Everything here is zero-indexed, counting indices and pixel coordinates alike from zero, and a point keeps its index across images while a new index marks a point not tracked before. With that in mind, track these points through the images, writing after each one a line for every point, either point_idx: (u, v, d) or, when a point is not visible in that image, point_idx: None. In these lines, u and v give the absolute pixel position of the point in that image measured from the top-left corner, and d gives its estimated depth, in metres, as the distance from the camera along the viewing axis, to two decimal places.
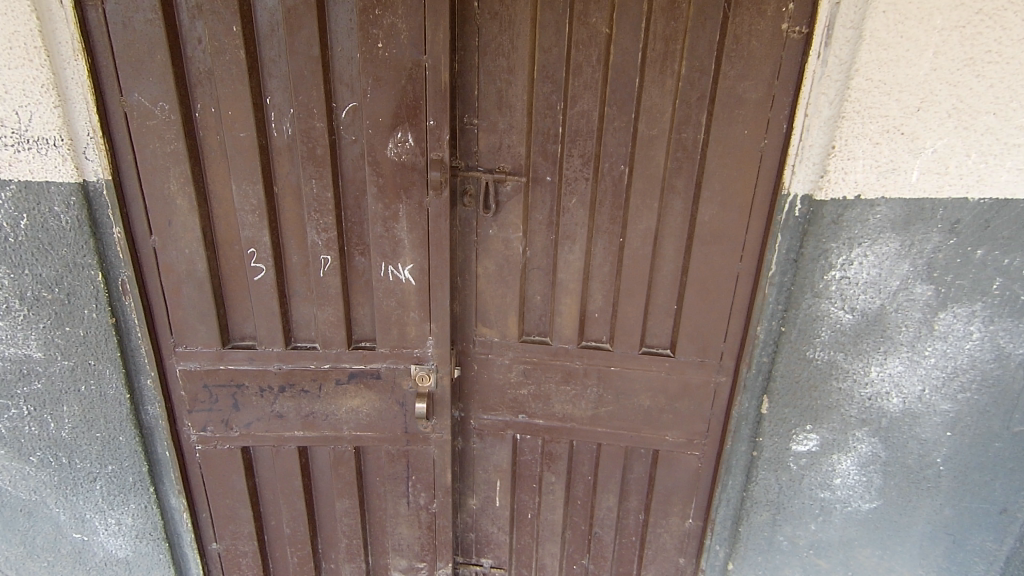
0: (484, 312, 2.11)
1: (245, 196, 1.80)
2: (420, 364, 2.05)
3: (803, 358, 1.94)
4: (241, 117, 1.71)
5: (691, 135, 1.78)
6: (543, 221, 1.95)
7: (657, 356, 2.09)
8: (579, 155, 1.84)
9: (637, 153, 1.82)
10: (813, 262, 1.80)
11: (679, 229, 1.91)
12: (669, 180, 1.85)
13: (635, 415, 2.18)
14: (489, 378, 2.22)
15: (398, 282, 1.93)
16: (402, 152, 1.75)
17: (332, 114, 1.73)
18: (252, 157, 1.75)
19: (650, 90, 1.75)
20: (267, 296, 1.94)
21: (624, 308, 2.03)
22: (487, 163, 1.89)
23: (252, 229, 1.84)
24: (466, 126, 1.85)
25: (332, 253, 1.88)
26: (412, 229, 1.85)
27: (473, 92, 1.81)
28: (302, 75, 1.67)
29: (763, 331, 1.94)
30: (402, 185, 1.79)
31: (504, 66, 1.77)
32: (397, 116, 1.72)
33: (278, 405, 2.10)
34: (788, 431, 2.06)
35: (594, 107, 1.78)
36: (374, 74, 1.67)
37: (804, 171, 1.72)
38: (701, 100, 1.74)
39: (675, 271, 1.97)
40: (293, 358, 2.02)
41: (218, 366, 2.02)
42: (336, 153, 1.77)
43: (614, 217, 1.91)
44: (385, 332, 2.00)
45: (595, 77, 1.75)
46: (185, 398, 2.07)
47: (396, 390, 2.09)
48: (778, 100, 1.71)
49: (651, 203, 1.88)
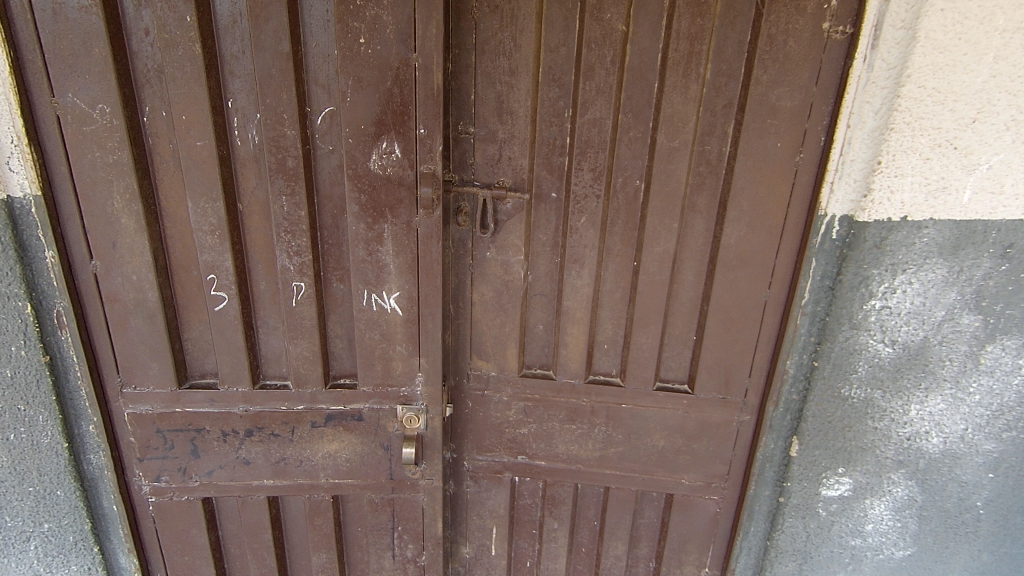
0: (480, 344, 1.87)
1: (203, 215, 1.54)
2: (407, 403, 1.81)
3: (836, 396, 1.74)
4: (197, 122, 1.46)
5: (716, 147, 1.58)
6: (547, 242, 1.73)
7: (674, 393, 1.87)
8: (589, 169, 1.62)
9: (655, 167, 1.61)
10: (853, 290, 1.60)
11: (699, 252, 1.70)
12: (690, 197, 1.63)
13: (647, 456, 1.96)
14: (484, 416, 1.98)
15: (383, 313, 1.68)
16: (387, 165, 1.52)
17: (306, 121, 1.49)
18: (210, 169, 1.50)
19: (671, 96, 1.54)
20: (230, 329, 1.68)
21: (638, 340, 1.82)
22: (484, 178, 1.66)
23: (212, 252, 1.59)
24: (461, 136, 1.63)
25: (306, 280, 1.63)
26: (399, 253, 1.61)
27: (470, 96, 1.58)
28: (269, 74, 1.42)
29: (793, 366, 1.75)
30: (388, 202, 1.56)
31: (505, 67, 1.55)
32: (382, 123, 1.48)
33: (244, 451, 1.84)
34: (818, 474, 1.85)
35: (607, 114, 1.56)
36: (354, 75, 1.44)
37: (844, 189, 1.53)
38: (729, 108, 1.54)
39: (694, 299, 1.76)
40: (262, 399, 1.77)
41: (174, 409, 1.76)
42: (311, 166, 1.53)
43: (628, 238, 1.69)
44: (367, 368, 1.76)
45: (609, 81, 1.54)
46: (136, 444, 1.80)
47: (380, 432, 1.84)
48: (817, 109, 1.51)
49: (669, 223, 1.66)
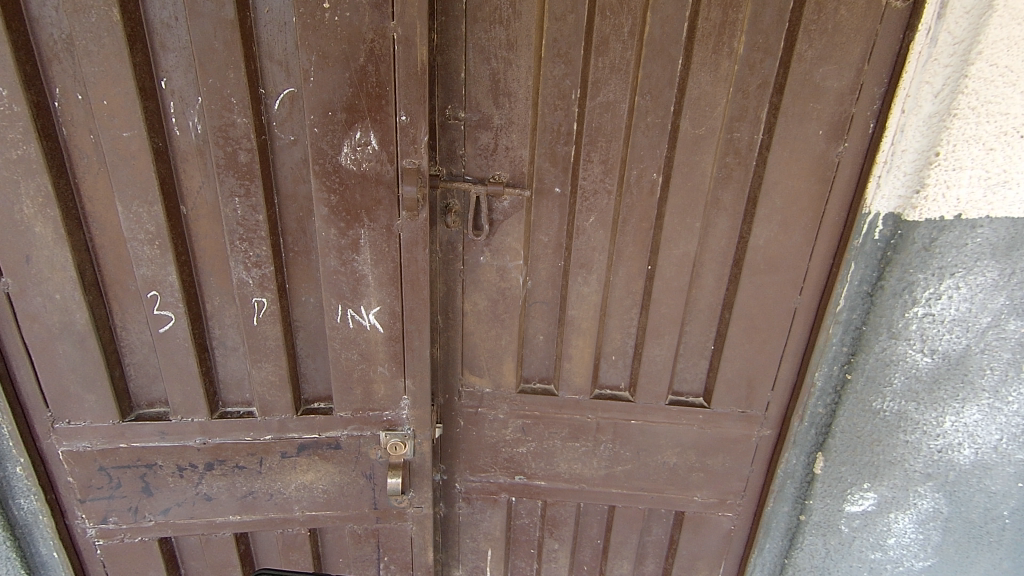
0: (472, 359, 1.66)
1: (137, 221, 1.27)
2: (391, 429, 1.59)
3: (866, 411, 1.54)
4: (123, 108, 1.16)
5: (747, 135, 1.36)
6: (549, 244, 1.50)
7: (689, 408, 1.69)
8: (600, 161, 1.40)
9: (676, 159, 1.38)
10: (894, 297, 1.40)
11: (722, 253, 1.49)
12: (715, 193, 1.42)
13: (657, 474, 1.79)
14: (478, 436, 1.78)
15: (361, 330, 1.45)
16: (361, 160, 1.26)
17: (261, 105, 1.21)
18: (143, 166, 1.22)
19: (700, 75, 1.31)
20: (179, 353, 1.42)
21: (651, 351, 1.62)
22: (477, 171, 1.42)
23: (152, 265, 1.32)
24: (449, 122, 1.37)
25: (269, 295, 1.38)
26: (378, 262, 1.37)
27: (460, 75, 1.32)
28: (210, 47, 1.13)
29: (821, 378, 1.57)
30: (364, 204, 1.30)
31: (502, 40, 1.29)
32: (354, 108, 1.21)
33: (204, 486, 1.61)
34: (842, 491, 1.66)
35: (622, 97, 1.33)
36: (317, 49, 1.16)
37: (892, 183, 1.33)
38: (764, 89, 1.31)
39: (714, 306, 1.57)
40: (222, 430, 1.53)
41: (118, 445, 1.51)
42: (270, 161, 1.27)
43: (642, 239, 1.48)
44: (345, 392, 1.53)
45: (626, 57, 1.29)
46: (75, 485, 1.55)
47: (361, 460, 1.63)
48: (867, 91, 1.30)
49: (691, 221, 1.45)
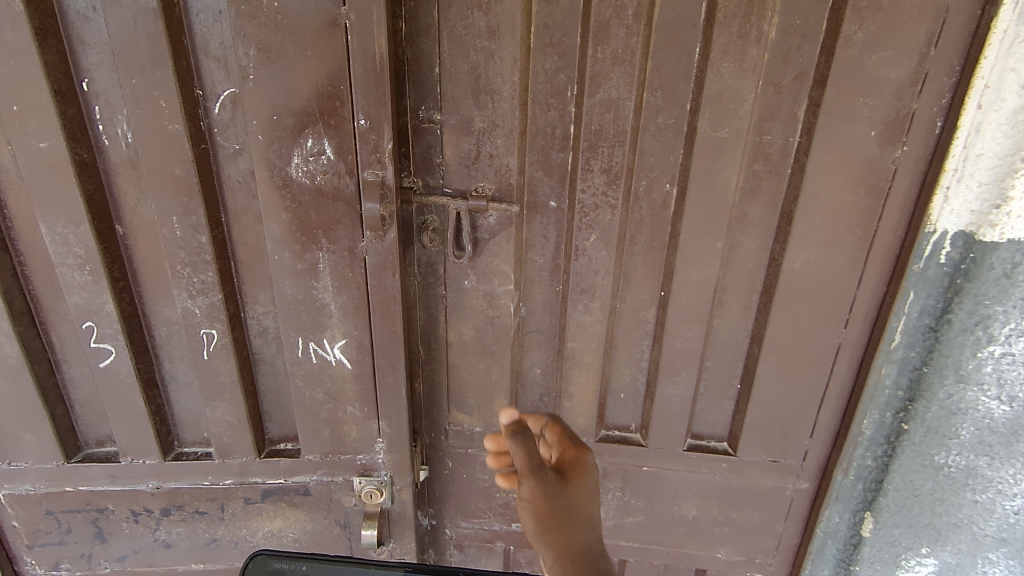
0: (460, 395, 1.45)
1: (63, 243, 1.10)
2: (366, 474, 1.40)
3: (925, 466, 1.27)
4: (36, 114, 0.99)
5: (780, 138, 1.12)
6: (544, 265, 1.29)
7: (710, 455, 1.45)
8: (602, 169, 1.18)
9: (694, 166, 1.15)
10: (964, 334, 1.13)
11: (749, 278, 1.26)
12: (741, 207, 1.18)
13: (673, 526, 1.56)
14: (468, 478, 1.58)
15: (326, 365, 1.26)
16: (315, 171, 1.07)
17: (198, 109, 1.04)
18: (65, 181, 1.05)
19: (721, 66, 1.08)
20: (124, 390, 1.26)
21: (665, 390, 1.39)
22: (457, 183, 1.21)
23: (85, 293, 1.15)
24: (423, 126, 1.17)
25: (219, 325, 1.21)
26: (341, 290, 1.18)
27: (434, 70, 1.12)
28: (132, 41, 0.96)
29: (871, 426, 1.31)
30: (322, 223, 1.11)
31: (482, 27, 1.08)
32: (304, 111, 1.02)
33: (163, 532, 1.45)
34: (895, 557, 1.38)
35: (627, 94, 1.11)
36: (256, 41, 0.97)
37: (964, 196, 1.07)
38: (801, 82, 1.08)
39: (740, 338, 1.33)
40: (177, 473, 1.37)
41: (65, 488, 1.36)
42: (213, 173, 1.09)
43: (654, 260, 1.25)
44: (312, 434, 1.35)
45: (631, 46, 1.08)
46: (21, 530, 1.40)
47: (333, 507, 1.44)
48: (933, 82, 1.05)
49: (712, 242, 1.21)
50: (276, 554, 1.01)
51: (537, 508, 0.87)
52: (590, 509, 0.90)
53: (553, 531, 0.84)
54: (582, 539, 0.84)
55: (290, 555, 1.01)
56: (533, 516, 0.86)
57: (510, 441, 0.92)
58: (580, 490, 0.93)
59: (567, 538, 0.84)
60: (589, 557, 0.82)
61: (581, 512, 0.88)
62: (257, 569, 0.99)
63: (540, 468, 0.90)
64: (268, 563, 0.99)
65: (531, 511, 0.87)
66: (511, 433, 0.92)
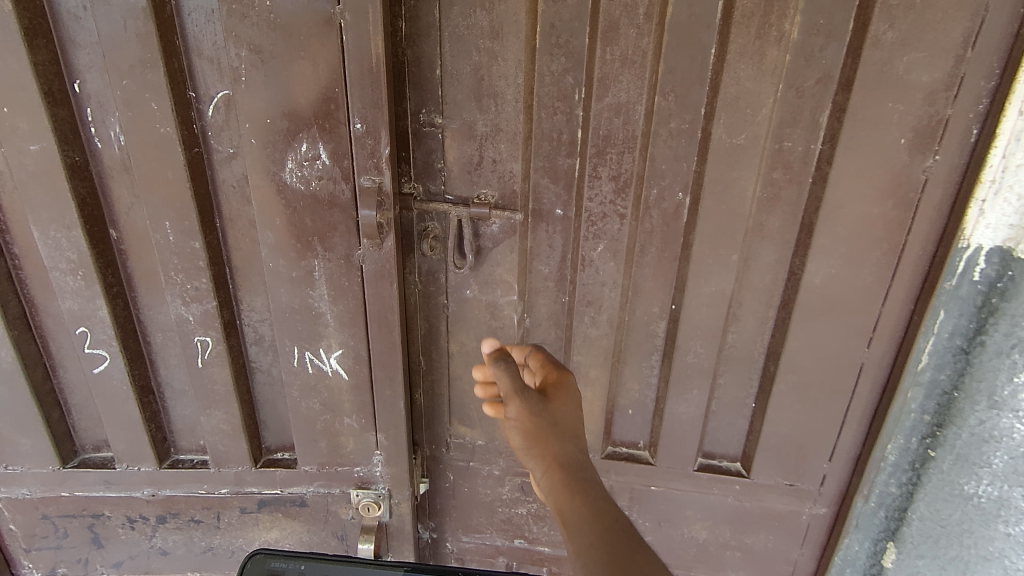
0: (462, 407, 1.41)
1: (56, 248, 1.08)
2: (363, 487, 1.36)
3: (953, 496, 1.17)
4: (27, 116, 0.97)
5: (801, 145, 1.05)
6: (550, 276, 1.23)
7: (722, 477, 1.38)
8: (610, 176, 1.12)
9: (708, 174, 1.09)
10: (999, 355, 1.04)
11: (766, 292, 1.19)
12: (758, 218, 1.12)
13: (683, 548, 1.49)
14: (470, 492, 1.53)
15: (322, 375, 1.22)
16: (310, 177, 1.03)
17: (191, 112, 1.01)
18: (57, 185, 1.03)
19: (738, 68, 1.01)
20: (118, 397, 1.23)
21: (675, 408, 1.32)
22: (459, 189, 1.16)
23: (78, 298, 1.13)
24: (424, 130, 1.12)
25: (213, 333, 1.18)
26: (338, 298, 1.14)
27: (435, 72, 1.07)
28: (122, 42, 0.93)
29: (895, 451, 1.23)
30: (317, 230, 1.08)
31: (485, 27, 1.03)
32: (298, 114, 0.99)
33: (159, 539, 1.43)
34: None
35: (637, 97, 1.05)
36: (249, 42, 0.94)
37: (1001, 209, 0.99)
38: (824, 85, 1.01)
39: (755, 355, 1.26)
40: (173, 481, 1.34)
41: (61, 494, 1.34)
42: (207, 177, 1.06)
43: (664, 272, 1.19)
44: (308, 444, 1.31)
45: (641, 47, 1.02)
46: (19, 534, 1.39)
47: (330, 519, 1.41)
48: (969, 86, 0.97)
49: (727, 254, 1.15)
50: (275, 554, 1.01)
51: (523, 424, 0.88)
52: (576, 420, 0.91)
53: (542, 443, 0.86)
54: (568, 450, 0.85)
55: (290, 555, 1.01)
56: (521, 432, 0.88)
57: (494, 368, 0.93)
58: (565, 402, 0.92)
59: (554, 451, 0.85)
60: (576, 466, 0.84)
61: (567, 424, 0.89)
62: (257, 568, 1.00)
63: (525, 387, 0.91)
64: (268, 563, 0.99)
65: (519, 427, 0.88)
66: (494, 360, 0.94)
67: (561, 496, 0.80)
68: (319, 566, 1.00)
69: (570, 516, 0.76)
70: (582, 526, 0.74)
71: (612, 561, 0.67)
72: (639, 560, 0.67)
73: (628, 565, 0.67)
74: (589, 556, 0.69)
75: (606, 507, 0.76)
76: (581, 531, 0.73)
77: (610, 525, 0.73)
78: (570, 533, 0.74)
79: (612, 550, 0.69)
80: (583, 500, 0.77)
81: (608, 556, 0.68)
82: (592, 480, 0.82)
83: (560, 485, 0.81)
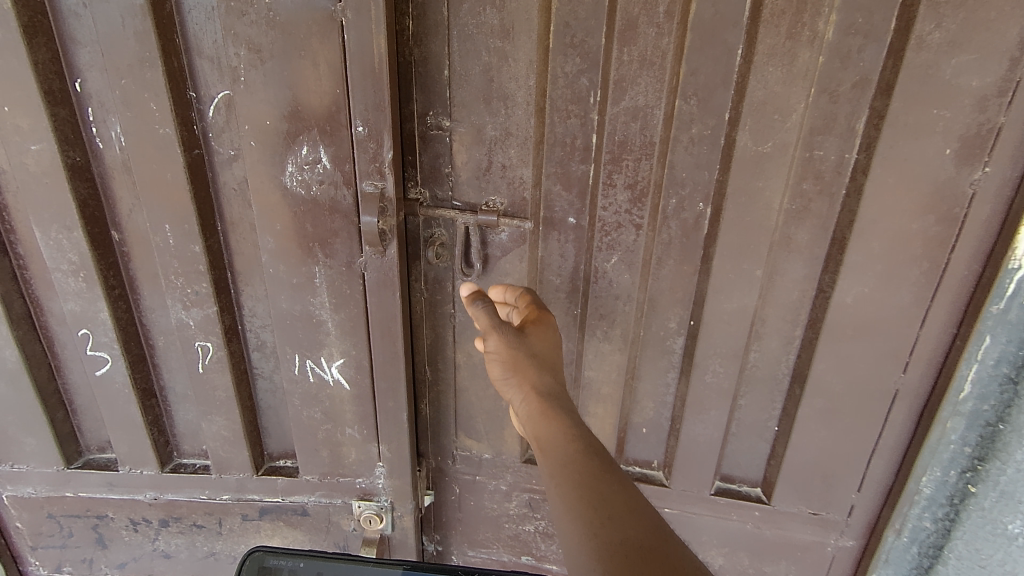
0: (468, 419, 1.36)
1: (58, 249, 1.07)
2: (365, 498, 1.32)
3: (995, 536, 1.10)
4: (27, 116, 0.95)
5: (833, 154, 0.98)
6: (561, 287, 1.17)
7: (741, 503, 1.30)
8: (626, 184, 1.06)
9: (731, 184, 1.02)
10: None
11: (792, 310, 1.11)
12: (785, 231, 1.04)
13: None
14: (476, 507, 1.47)
15: (323, 384, 1.19)
16: (311, 181, 0.99)
17: (192, 112, 0.98)
18: (58, 186, 1.01)
19: (766, 71, 0.94)
20: (120, 400, 1.22)
21: (692, 429, 1.25)
22: (467, 196, 1.12)
23: (80, 300, 1.12)
24: (431, 133, 1.08)
25: (214, 339, 1.15)
26: (340, 306, 1.10)
27: (443, 72, 1.03)
28: (121, 40, 0.91)
29: (930, 485, 1.13)
30: (318, 236, 1.04)
31: (495, 25, 0.98)
32: (298, 116, 0.95)
33: (162, 542, 1.42)
34: None
35: (656, 101, 0.99)
36: (248, 41, 0.91)
37: None
38: (860, 90, 0.93)
39: (778, 376, 1.19)
40: (175, 485, 1.33)
41: (65, 494, 1.34)
42: (208, 180, 1.03)
43: (682, 286, 1.12)
44: (310, 453, 1.28)
45: (661, 47, 0.95)
46: (25, 531, 1.39)
47: (332, 530, 1.37)
48: None
49: (750, 269, 1.07)
50: (274, 551, 0.98)
51: (504, 355, 0.92)
52: (553, 354, 0.96)
53: (522, 373, 0.90)
54: (546, 380, 0.90)
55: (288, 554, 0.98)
56: (500, 363, 0.92)
57: (473, 307, 0.97)
58: (542, 337, 0.97)
59: (531, 381, 0.89)
60: (551, 394, 0.89)
61: (545, 356, 0.94)
62: (253, 567, 0.96)
63: (503, 323, 0.95)
64: (267, 558, 0.96)
65: (499, 357, 0.92)
66: (472, 301, 0.97)
67: (538, 420, 0.86)
68: (317, 565, 0.96)
69: (546, 438, 0.82)
70: (558, 447, 0.80)
71: (584, 477, 0.74)
72: (609, 477, 0.74)
73: (598, 482, 0.74)
74: (563, 472, 0.76)
75: (581, 430, 0.82)
76: (556, 450, 0.79)
77: (584, 445, 0.79)
78: (545, 452, 0.81)
79: (586, 467, 0.76)
80: (559, 424, 0.83)
81: (581, 472, 0.75)
82: (567, 407, 0.88)
83: (536, 410, 0.87)
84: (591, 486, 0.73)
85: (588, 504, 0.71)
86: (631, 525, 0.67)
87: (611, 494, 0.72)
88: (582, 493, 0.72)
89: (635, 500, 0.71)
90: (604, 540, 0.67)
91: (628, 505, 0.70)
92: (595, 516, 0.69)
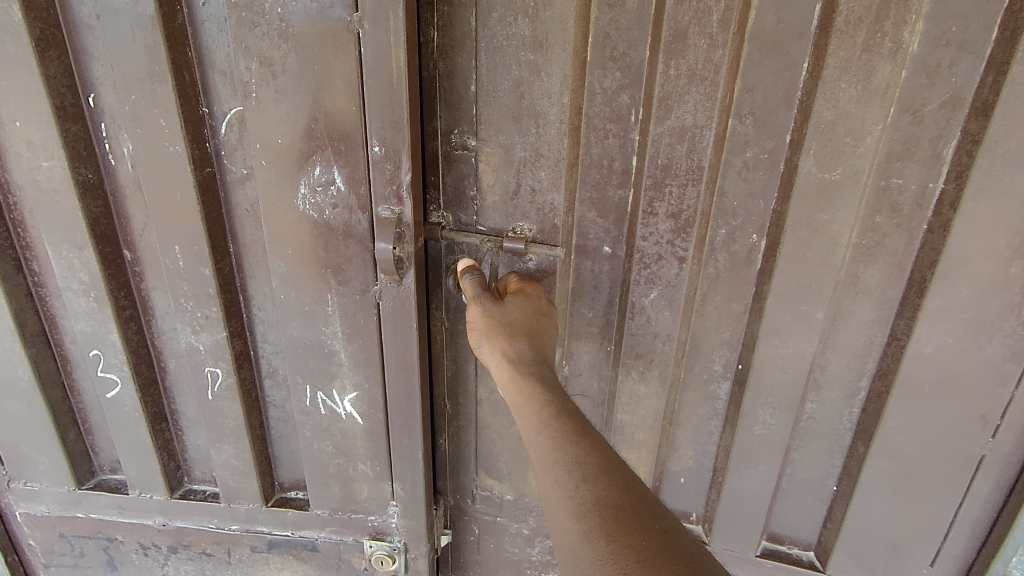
0: (489, 457, 1.26)
1: (69, 268, 1.03)
2: (377, 538, 1.24)
3: None
4: (37, 131, 0.92)
5: (913, 185, 0.84)
6: (594, 321, 1.07)
7: (793, 569, 1.15)
8: (669, 213, 0.95)
9: (791, 216, 0.89)
10: None
11: (857, 358, 0.98)
12: (851, 270, 0.91)
13: None
14: (496, 549, 1.37)
15: (335, 418, 1.12)
16: (324, 204, 0.92)
17: (204, 129, 0.93)
18: (68, 204, 0.97)
19: (837, 87, 0.82)
20: (129, 423, 1.17)
21: (737, 485, 1.11)
22: (493, 221, 1.03)
23: (91, 321, 1.08)
24: (456, 153, 0.99)
25: (223, 365, 1.09)
26: (353, 337, 1.03)
27: (469, 87, 0.94)
28: (131, 53, 0.86)
29: None
30: (331, 262, 0.97)
31: (528, 36, 0.89)
32: (312, 134, 0.88)
33: (171, 568, 1.37)
34: None
35: (705, 121, 0.88)
36: (262, 54, 0.84)
37: None
38: (949, 111, 0.79)
39: (839, 430, 1.05)
40: (184, 512, 1.28)
41: (76, 514, 1.31)
42: (219, 199, 0.98)
43: (730, 327, 1.00)
44: (321, 488, 1.21)
45: (713, 60, 0.85)
46: (38, 549, 1.37)
47: (343, 568, 1.29)
48: None
49: (810, 311, 0.94)
50: None
51: (482, 327, 0.92)
52: (535, 318, 0.92)
53: (499, 344, 0.90)
54: (523, 349, 0.89)
55: None
56: (479, 331, 0.93)
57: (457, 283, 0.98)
58: (522, 302, 0.93)
59: (505, 346, 0.89)
60: (528, 363, 0.88)
61: (524, 323, 0.91)
62: None
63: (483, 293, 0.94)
64: None
65: (479, 329, 0.93)
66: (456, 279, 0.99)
67: (516, 390, 0.86)
68: None
69: (522, 406, 0.84)
70: (532, 411, 0.82)
71: (558, 442, 0.76)
72: (581, 440, 0.76)
73: (571, 444, 0.75)
74: (538, 438, 0.78)
75: (555, 396, 0.84)
76: (533, 417, 0.81)
77: (559, 410, 0.81)
78: (522, 419, 0.83)
79: (560, 432, 0.77)
80: (535, 392, 0.84)
81: (554, 436, 0.77)
82: (545, 374, 0.88)
83: (514, 382, 0.87)
84: (565, 451, 0.74)
85: (563, 467, 0.73)
86: (602, 483, 0.70)
87: (583, 456, 0.74)
88: (557, 456, 0.74)
89: (607, 460, 0.73)
90: (578, 499, 0.69)
91: (600, 466, 0.72)
92: (568, 479, 0.71)
